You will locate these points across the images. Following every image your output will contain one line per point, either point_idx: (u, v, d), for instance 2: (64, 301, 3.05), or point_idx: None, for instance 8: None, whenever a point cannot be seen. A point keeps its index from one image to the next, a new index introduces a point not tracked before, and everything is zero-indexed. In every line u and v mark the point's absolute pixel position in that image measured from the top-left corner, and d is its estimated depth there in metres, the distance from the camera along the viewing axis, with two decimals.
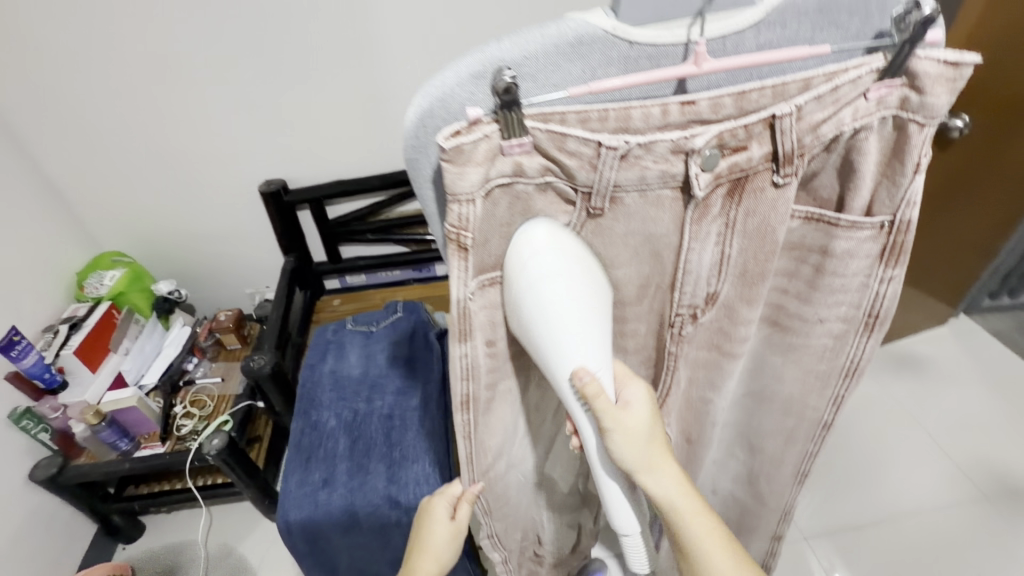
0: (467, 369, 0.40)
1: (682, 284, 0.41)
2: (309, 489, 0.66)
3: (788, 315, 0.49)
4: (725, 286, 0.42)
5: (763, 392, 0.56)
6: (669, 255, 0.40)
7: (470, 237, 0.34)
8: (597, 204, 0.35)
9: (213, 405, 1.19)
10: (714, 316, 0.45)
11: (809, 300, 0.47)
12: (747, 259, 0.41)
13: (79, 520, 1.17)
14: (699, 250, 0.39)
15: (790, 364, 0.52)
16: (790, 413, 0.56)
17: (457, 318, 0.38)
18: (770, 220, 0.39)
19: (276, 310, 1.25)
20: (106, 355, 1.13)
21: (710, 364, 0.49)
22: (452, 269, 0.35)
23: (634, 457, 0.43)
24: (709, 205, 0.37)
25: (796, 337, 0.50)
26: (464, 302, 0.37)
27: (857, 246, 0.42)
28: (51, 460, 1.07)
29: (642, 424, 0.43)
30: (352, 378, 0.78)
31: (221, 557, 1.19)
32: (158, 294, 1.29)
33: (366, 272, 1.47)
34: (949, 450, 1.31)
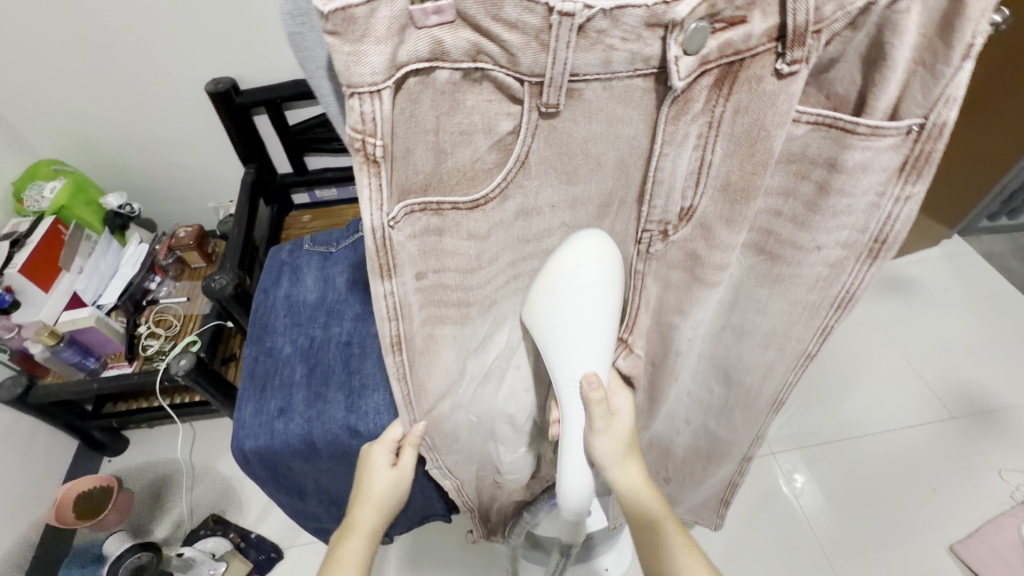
0: (394, 311, 0.35)
1: (652, 197, 0.35)
2: (265, 418, 0.62)
3: (778, 243, 0.42)
4: (703, 200, 0.35)
5: (744, 326, 0.50)
6: (636, 162, 0.33)
7: (380, 146, 0.26)
8: (551, 100, 0.27)
9: (179, 325, 1.14)
10: (688, 235, 0.38)
11: (806, 225, 0.40)
12: (729, 170, 0.34)
13: (58, 437, 1.18)
14: (674, 157, 0.32)
15: (777, 296, 0.46)
16: (770, 344, 0.51)
17: (377, 250, 0.31)
18: (766, 123, 0.31)
19: (237, 227, 1.17)
20: (57, 274, 1.06)
21: (683, 288, 0.43)
22: (362, 193, 0.28)
23: (615, 458, 0.47)
24: (690, 99, 0.29)
25: (785, 267, 0.43)
26: (386, 233, 0.31)
27: (874, 158, 0.35)
28: (16, 380, 1.04)
29: (625, 430, 0.47)
30: (308, 303, 0.72)
31: (205, 469, 1.23)
32: (108, 209, 1.20)
33: (337, 185, 1.37)
34: (923, 371, 1.32)
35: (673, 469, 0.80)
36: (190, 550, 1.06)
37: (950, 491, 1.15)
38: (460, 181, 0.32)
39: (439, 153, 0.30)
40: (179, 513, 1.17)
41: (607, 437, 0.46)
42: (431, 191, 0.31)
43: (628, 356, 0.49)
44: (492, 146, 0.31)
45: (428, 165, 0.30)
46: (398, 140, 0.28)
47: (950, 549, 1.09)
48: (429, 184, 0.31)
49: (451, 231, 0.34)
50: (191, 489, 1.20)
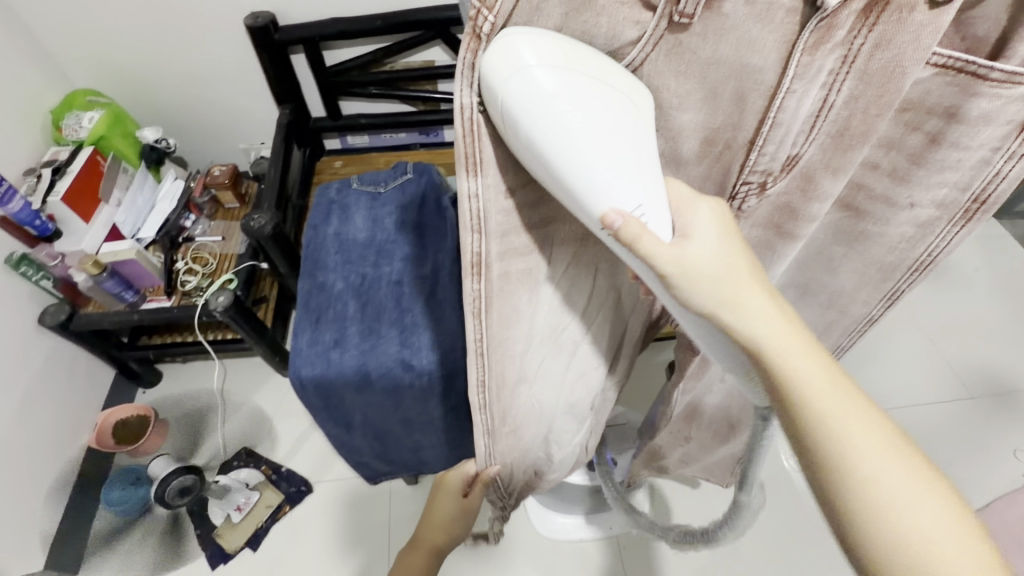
0: (475, 222, 0.32)
1: (764, 142, 0.33)
2: (320, 348, 0.63)
3: (868, 198, 0.40)
4: (811, 148, 0.34)
5: (808, 285, 0.50)
6: (756, 100, 0.31)
7: (489, 23, 0.25)
8: (688, 9, 0.26)
9: (215, 263, 1.16)
10: (786, 187, 0.38)
11: (905, 180, 0.37)
12: (850, 114, 0.32)
13: (97, 367, 1.21)
14: (800, 95, 0.30)
15: (852, 257, 0.45)
16: (831, 307, 0.51)
17: (465, 137, 0.29)
18: (903, 60, 0.29)
19: (274, 167, 1.16)
20: (98, 206, 1.07)
21: (763, 247, 0.43)
22: (458, 67, 0.26)
23: (717, 303, 0.34)
24: (833, 26, 0.27)
25: (871, 225, 0.41)
26: (476, 118, 0.28)
27: (1002, 108, 0.31)
28: (59, 307, 1.07)
29: (726, 245, 0.34)
30: (358, 242, 0.73)
31: (236, 406, 1.26)
32: (144, 142, 1.19)
33: (369, 133, 1.36)
34: (946, 352, 1.32)
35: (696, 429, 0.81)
36: (226, 478, 1.14)
37: (964, 467, 1.17)
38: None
39: None
40: (215, 446, 1.21)
41: (689, 284, 0.34)
42: None
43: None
44: (607, 56, 0.28)
45: (542, 68, 0.26)
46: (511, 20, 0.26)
47: None
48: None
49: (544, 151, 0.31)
50: (223, 425, 1.24)
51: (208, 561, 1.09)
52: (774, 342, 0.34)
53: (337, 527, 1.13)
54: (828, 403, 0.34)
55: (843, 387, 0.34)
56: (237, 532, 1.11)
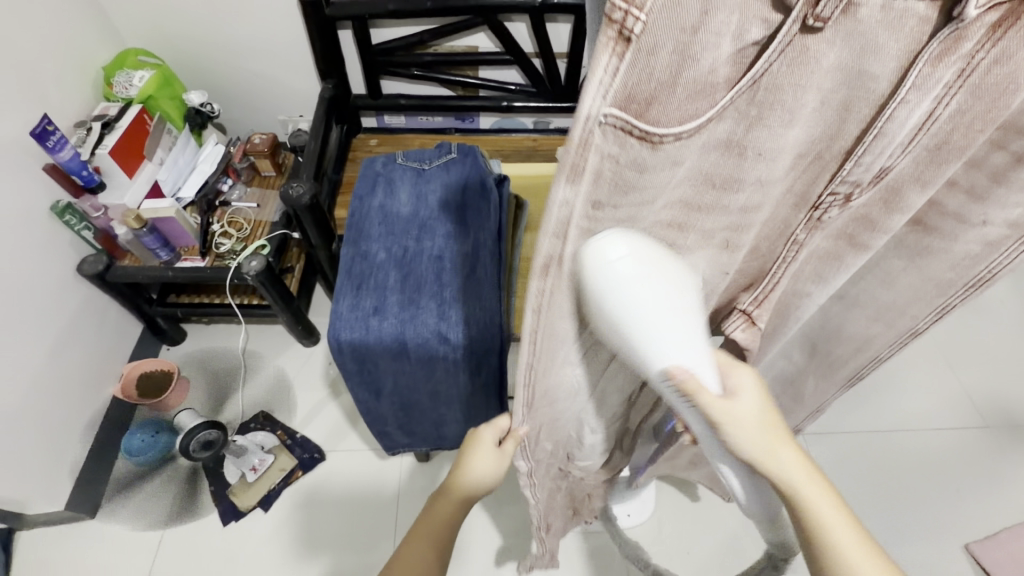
0: (561, 221, 0.31)
1: (863, 152, 0.34)
2: (360, 313, 0.65)
3: (940, 214, 0.42)
4: (904, 161, 0.34)
5: (857, 297, 0.52)
6: (863, 108, 0.32)
7: (640, 22, 0.24)
8: (825, 13, 0.26)
9: (250, 229, 1.18)
10: (869, 200, 0.39)
11: (982, 199, 0.39)
12: (952, 127, 0.32)
13: (126, 321, 1.24)
14: (912, 106, 0.30)
15: (913, 271, 0.46)
16: (878, 319, 0.52)
17: (574, 148, 0.28)
18: (1019, 76, 0.29)
19: (314, 139, 1.18)
20: (140, 162, 1.09)
21: (829, 256, 0.45)
22: (596, 72, 0.25)
23: (752, 442, 0.41)
24: (962, 37, 0.27)
25: (938, 240, 0.43)
26: (591, 129, 0.27)
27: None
28: (97, 257, 1.10)
29: (758, 404, 0.42)
30: (402, 216, 0.74)
31: (257, 371, 1.29)
32: (189, 106, 1.21)
33: (407, 114, 1.37)
34: (965, 380, 1.32)
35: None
36: (243, 439, 1.16)
37: (972, 496, 1.17)
38: (687, 97, 0.28)
39: (683, 59, 0.26)
40: (235, 408, 1.24)
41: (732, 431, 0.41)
42: (655, 108, 0.28)
43: (747, 329, 0.49)
44: (731, 56, 0.28)
45: (668, 73, 0.26)
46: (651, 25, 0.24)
47: (964, 547, 1.12)
48: (652, 101, 0.27)
49: (655, 167, 0.30)
50: (243, 388, 1.27)
51: (220, 518, 1.12)
52: (798, 478, 0.42)
53: (295, 533, 1.12)
54: (843, 542, 0.40)
55: (857, 535, 0.41)
56: (251, 492, 1.14)
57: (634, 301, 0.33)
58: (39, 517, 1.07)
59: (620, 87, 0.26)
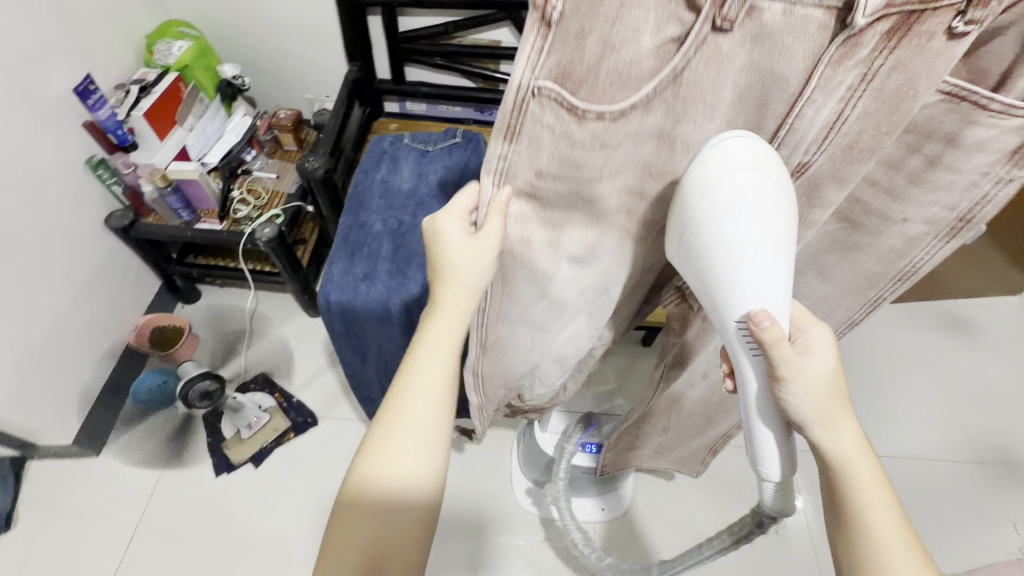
0: (502, 173, 0.38)
1: (779, 146, 0.36)
2: (351, 278, 0.69)
3: (865, 212, 0.43)
4: (821, 158, 0.37)
5: (795, 292, 0.53)
6: (777, 106, 0.34)
7: (558, 6, 0.29)
8: (731, 14, 0.29)
9: (267, 199, 1.23)
10: (792, 192, 0.40)
11: (901, 199, 0.40)
12: (861, 130, 0.35)
13: (146, 276, 1.31)
14: (819, 105, 0.34)
15: (844, 265, 0.48)
16: (817, 309, 0.54)
17: (510, 111, 0.34)
18: (916, 84, 0.32)
19: (334, 119, 1.23)
20: (172, 127, 1.16)
21: None
22: (525, 45, 0.31)
23: (813, 405, 0.41)
24: (858, 44, 0.30)
25: (864, 237, 0.45)
26: (526, 97, 0.33)
27: (994, 138, 0.34)
28: (125, 212, 1.16)
29: (829, 366, 0.41)
30: (402, 192, 0.78)
31: (263, 334, 1.35)
32: (223, 77, 1.27)
33: (427, 102, 1.42)
34: (960, 413, 1.30)
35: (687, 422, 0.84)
36: (243, 397, 1.22)
37: (954, 528, 1.15)
38: (613, 85, 0.33)
39: (606, 47, 0.31)
40: (238, 367, 1.30)
41: (797, 390, 0.40)
42: (582, 88, 0.33)
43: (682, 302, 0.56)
44: (653, 50, 0.31)
45: (593, 56, 0.31)
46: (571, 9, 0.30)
47: None
48: (583, 82, 0.33)
49: (587, 145, 0.35)
50: (247, 349, 1.33)
51: (213, 468, 1.18)
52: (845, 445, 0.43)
53: (282, 489, 1.17)
54: (877, 509, 0.43)
55: (894, 508, 0.43)
56: (245, 447, 1.20)
57: (726, 237, 0.34)
58: (49, 449, 1.15)
59: (550, 62, 0.32)
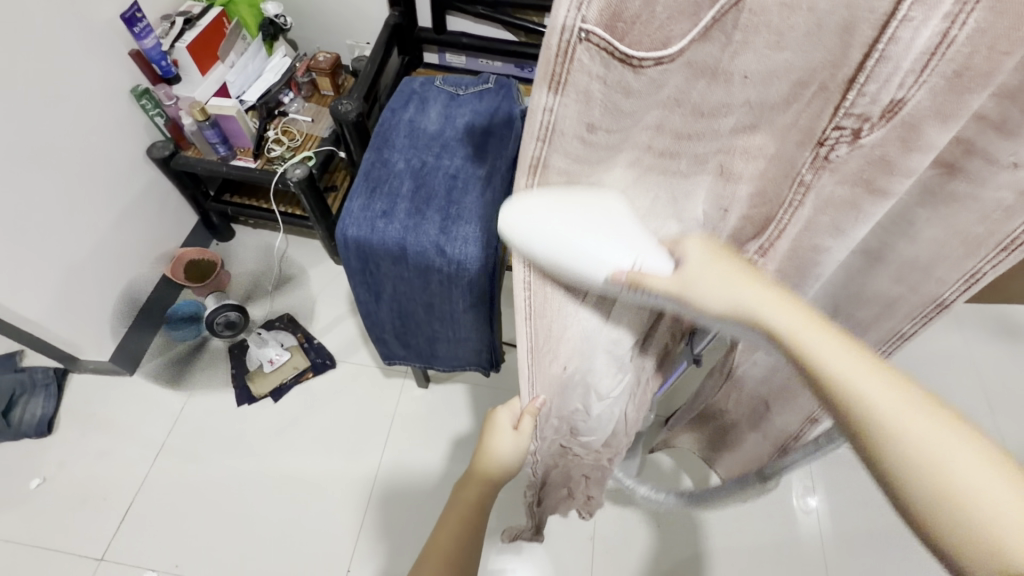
0: (545, 132, 0.31)
1: (865, 81, 0.30)
2: (369, 214, 0.69)
3: (966, 154, 0.35)
4: (919, 92, 0.30)
5: (879, 254, 0.45)
6: (866, 30, 0.27)
7: None
8: None
9: (301, 140, 1.24)
10: (883, 138, 0.33)
11: (1013, 136, 0.32)
12: (972, 50, 0.27)
13: (184, 211, 1.36)
14: (916, 25, 0.27)
15: (935, 222, 0.39)
16: (901, 280, 0.44)
17: (554, 53, 0.27)
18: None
19: (370, 64, 1.21)
20: (214, 62, 1.18)
21: (845, 206, 0.38)
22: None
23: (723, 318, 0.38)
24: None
25: (962, 185, 0.36)
26: (573, 41, 0.26)
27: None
28: (166, 144, 1.20)
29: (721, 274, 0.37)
30: (427, 133, 0.76)
31: (289, 277, 1.38)
32: (265, 16, 1.27)
33: (467, 54, 1.38)
34: (1004, 423, 1.22)
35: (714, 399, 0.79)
36: (267, 334, 1.27)
37: None
38: (671, 17, 0.26)
39: None
40: (265, 306, 1.34)
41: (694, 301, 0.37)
42: (637, 23, 0.26)
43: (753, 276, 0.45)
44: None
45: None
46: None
47: None
48: (639, 17, 0.26)
49: (638, 89, 0.29)
50: (275, 289, 1.36)
51: (235, 399, 1.24)
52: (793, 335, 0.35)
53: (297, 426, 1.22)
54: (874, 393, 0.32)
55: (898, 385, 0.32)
56: (265, 381, 1.25)
57: (552, 226, 0.33)
58: (89, 363, 1.22)
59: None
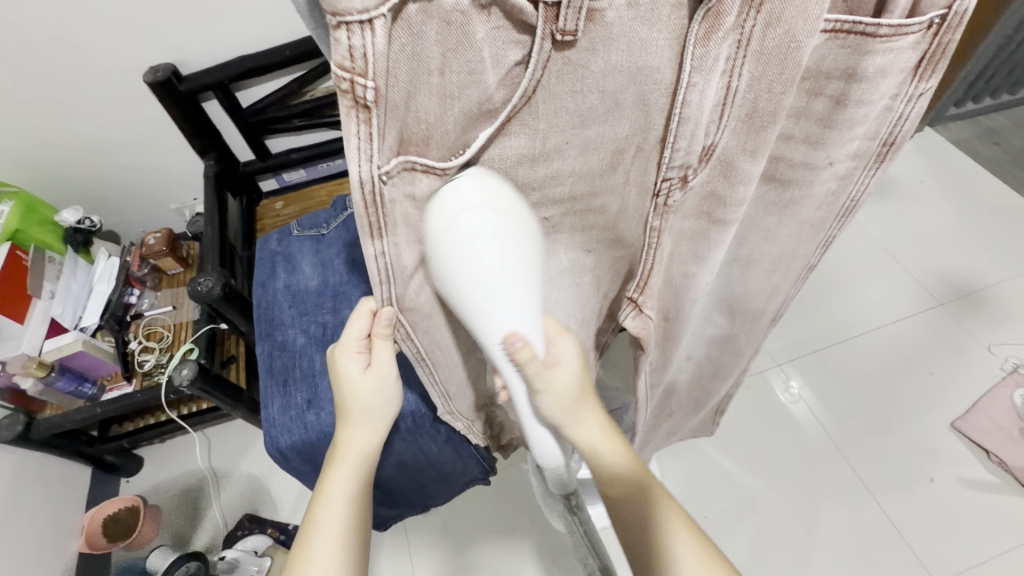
0: (387, 271, 0.33)
1: (675, 138, 0.33)
2: (294, 412, 0.60)
3: (789, 167, 0.42)
4: (725, 134, 0.35)
5: (750, 256, 0.51)
6: (659, 98, 0.32)
7: (371, 87, 0.23)
8: (568, 26, 0.25)
9: (172, 335, 1.11)
10: (708, 176, 0.38)
11: (820, 144, 0.39)
12: (756, 94, 0.33)
13: (68, 470, 1.14)
14: (702, 87, 0.31)
15: (787, 221, 0.46)
16: (776, 268, 0.51)
17: (368, 208, 0.29)
18: (797, 33, 0.30)
19: (210, 225, 1.08)
20: (28, 302, 0.99)
21: (698, 236, 0.43)
22: (349, 140, 0.25)
23: (567, 412, 0.44)
24: (721, 13, 0.28)
25: (797, 191, 0.43)
26: (379, 188, 0.28)
27: (894, 60, 0.33)
28: (12, 418, 0.99)
29: (569, 385, 0.42)
30: (311, 291, 0.69)
31: (227, 473, 1.21)
32: (65, 226, 1.11)
33: (304, 167, 1.29)
34: (908, 265, 1.37)
35: (678, 403, 0.79)
36: (233, 551, 1.04)
37: (947, 377, 1.21)
38: (465, 127, 0.29)
39: (443, 97, 0.27)
40: (216, 521, 1.15)
41: (548, 397, 0.42)
42: (430, 147, 0.29)
43: (636, 317, 0.47)
44: (500, 82, 0.28)
45: (433, 111, 0.27)
46: (394, 81, 0.25)
47: (951, 427, 1.15)
48: (430, 138, 0.29)
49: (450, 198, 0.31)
50: (219, 495, 1.19)
51: None
52: (599, 440, 0.45)
53: None
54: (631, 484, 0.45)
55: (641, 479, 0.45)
56: None
57: (470, 266, 0.31)
58: None
59: (384, 143, 0.26)
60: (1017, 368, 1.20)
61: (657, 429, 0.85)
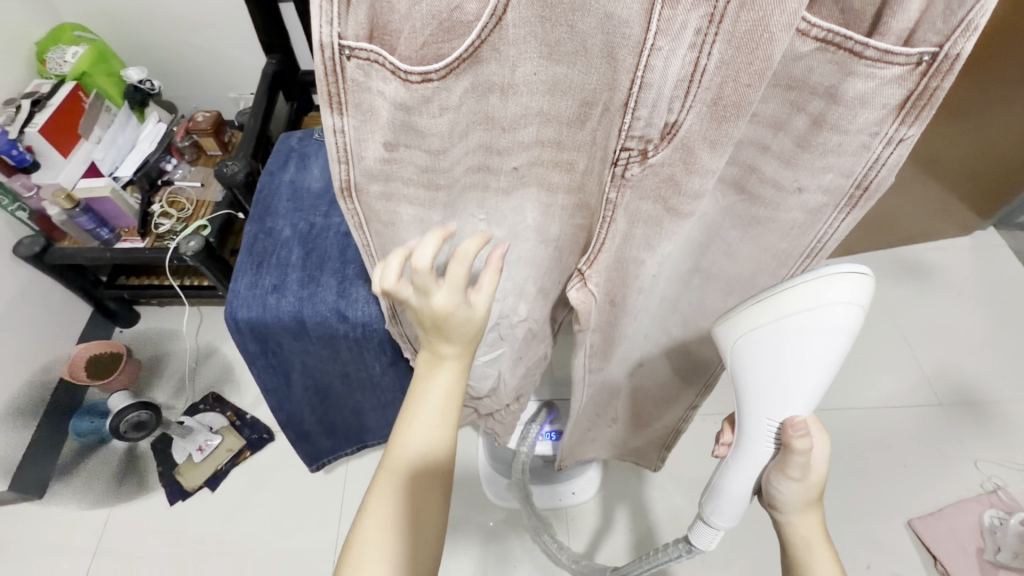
0: (343, 151, 0.34)
1: (636, 106, 0.33)
2: (259, 292, 0.64)
3: (760, 181, 0.41)
4: (688, 116, 0.34)
5: (710, 268, 0.51)
6: (627, 56, 0.32)
7: None
8: None
9: (191, 210, 1.17)
10: (668, 158, 0.36)
11: (792, 163, 0.39)
12: (722, 81, 0.32)
13: (72, 303, 1.23)
14: (667, 54, 0.31)
15: (749, 241, 0.46)
16: (731, 290, 0.52)
17: (327, 75, 0.29)
18: (771, 24, 0.30)
19: (254, 118, 1.13)
20: (76, 142, 1.06)
21: (652, 221, 0.41)
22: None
23: (799, 505, 0.49)
24: None
25: (763, 209, 0.43)
26: (340, 60, 0.29)
27: (876, 90, 0.33)
28: (34, 239, 1.08)
29: (817, 483, 0.48)
30: (312, 192, 0.72)
31: (207, 352, 1.28)
32: (128, 82, 1.18)
33: None
34: (921, 358, 1.31)
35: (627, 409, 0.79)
36: (190, 420, 1.15)
37: (922, 477, 1.17)
38: (434, 34, 0.30)
39: None
40: (184, 390, 1.23)
41: (791, 480, 0.47)
42: (395, 46, 0.30)
43: (579, 290, 0.47)
44: None
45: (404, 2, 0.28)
46: None
47: (906, 523, 1.12)
48: (398, 33, 0.30)
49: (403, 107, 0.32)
50: (194, 369, 1.26)
51: (166, 497, 1.12)
52: (810, 529, 0.49)
53: (233, 525, 1.10)
54: None
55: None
56: (195, 472, 1.13)
57: (794, 354, 0.41)
58: None
59: (351, 15, 0.28)
60: (997, 490, 1.15)
61: (600, 430, 0.85)
